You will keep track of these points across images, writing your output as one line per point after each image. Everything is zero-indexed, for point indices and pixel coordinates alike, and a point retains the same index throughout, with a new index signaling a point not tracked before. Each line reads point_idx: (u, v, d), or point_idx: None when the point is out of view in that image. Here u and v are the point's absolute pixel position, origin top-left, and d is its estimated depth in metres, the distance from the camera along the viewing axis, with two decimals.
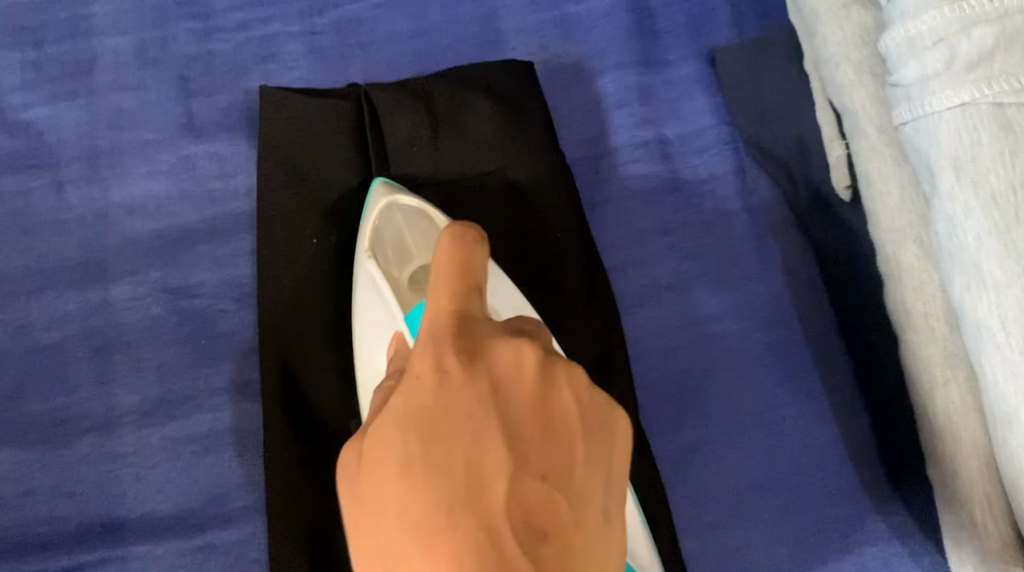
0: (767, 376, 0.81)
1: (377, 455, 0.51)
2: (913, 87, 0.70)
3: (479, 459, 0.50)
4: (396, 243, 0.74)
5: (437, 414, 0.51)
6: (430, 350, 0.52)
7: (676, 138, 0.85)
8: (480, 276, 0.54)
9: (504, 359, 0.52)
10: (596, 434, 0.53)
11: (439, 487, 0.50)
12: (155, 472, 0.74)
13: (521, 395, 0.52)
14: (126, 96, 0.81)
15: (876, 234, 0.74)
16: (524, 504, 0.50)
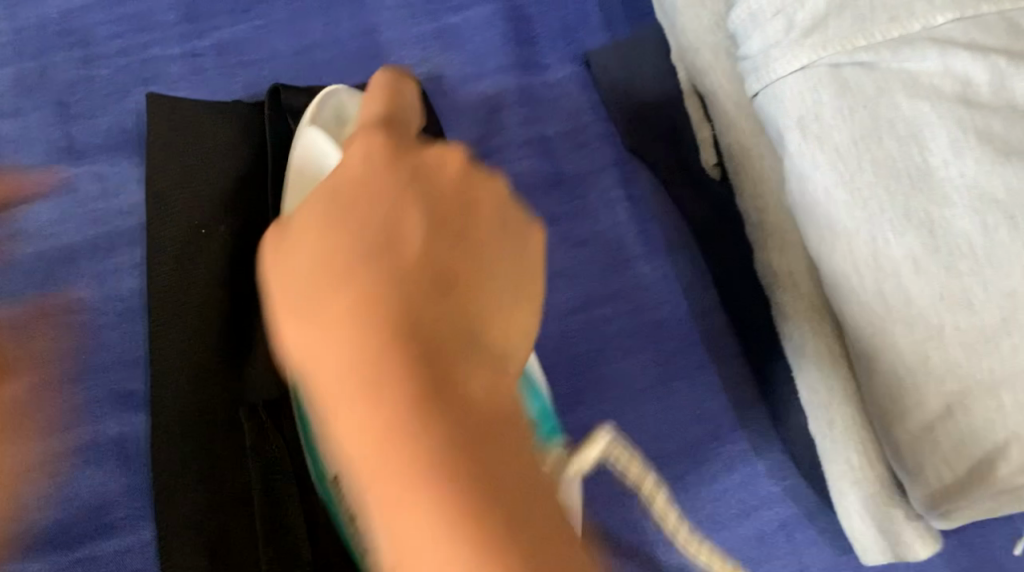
0: (655, 355, 0.83)
1: (292, 276, 0.50)
2: (760, 57, 0.73)
3: (406, 301, 0.50)
4: (338, 113, 0.76)
5: (353, 250, 0.50)
6: (368, 149, 0.53)
7: (558, 135, 0.92)
8: (407, 107, 0.58)
9: (434, 161, 0.53)
10: (498, 220, 0.53)
11: (395, 331, 0.49)
12: (31, 488, 0.75)
13: (447, 180, 0.53)
14: (6, 124, 0.87)
15: (743, 203, 0.76)
16: (449, 414, 0.49)
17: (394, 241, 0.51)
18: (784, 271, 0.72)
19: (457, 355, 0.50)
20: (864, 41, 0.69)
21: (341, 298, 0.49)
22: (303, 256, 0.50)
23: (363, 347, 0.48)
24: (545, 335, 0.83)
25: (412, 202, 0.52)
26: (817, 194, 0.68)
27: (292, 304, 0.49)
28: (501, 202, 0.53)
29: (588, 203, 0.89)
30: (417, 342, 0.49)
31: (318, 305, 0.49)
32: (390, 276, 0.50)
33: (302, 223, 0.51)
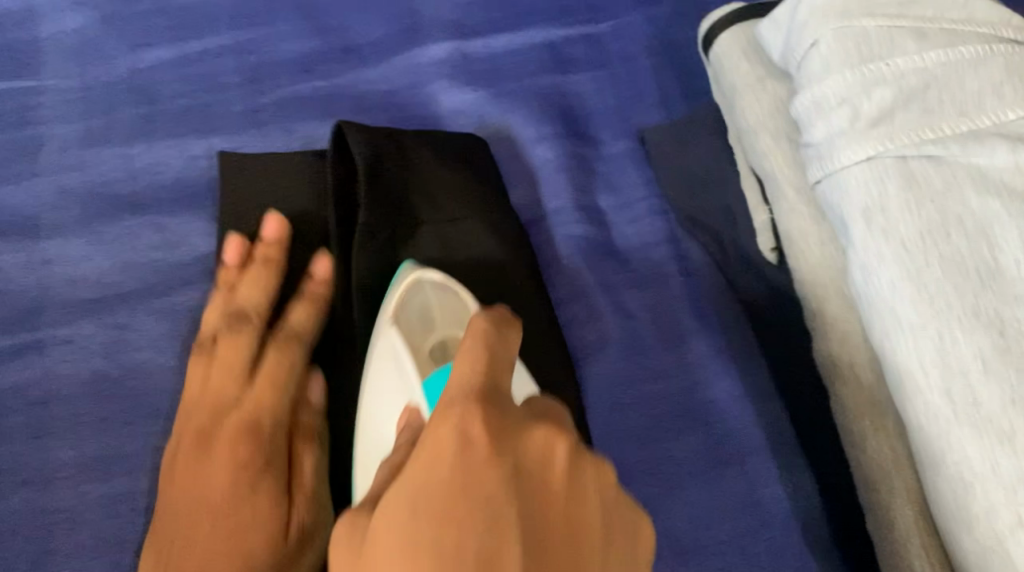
0: (708, 438, 0.81)
1: (388, 510, 0.52)
2: (823, 145, 0.72)
3: (502, 541, 0.51)
4: (421, 313, 0.79)
5: (454, 495, 0.52)
6: (466, 408, 0.55)
7: (612, 209, 0.92)
8: (509, 352, 0.59)
9: (532, 446, 0.54)
10: (620, 535, 0.55)
11: (466, 557, 0.50)
12: (88, 524, 0.75)
13: (553, 486, 0.54)
14: (69, 175, 0.87)
15: (802, 291, 0.76)
16: None
17: (553, 526, 0.53)
18: (845, 366, 0.71)
19: (513, 558, 0.51)
20: (932, 135, 0.69)
21: (446, 530, 0.51)
22: (431, 488, 0.52)
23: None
24: (596, 408, 0.82)
25: (509, 438, 0.54)
26: (881, 286, 0.67)
27: (399, 509, 0.52)
28: (611, 494, 0.55)
29: (642, 276, 0.88)
30: (489, 545, 0.51)
31: (419, 512, 0.51)
32: (480, 474, 0.52)
33: (425, 454, 0.53)
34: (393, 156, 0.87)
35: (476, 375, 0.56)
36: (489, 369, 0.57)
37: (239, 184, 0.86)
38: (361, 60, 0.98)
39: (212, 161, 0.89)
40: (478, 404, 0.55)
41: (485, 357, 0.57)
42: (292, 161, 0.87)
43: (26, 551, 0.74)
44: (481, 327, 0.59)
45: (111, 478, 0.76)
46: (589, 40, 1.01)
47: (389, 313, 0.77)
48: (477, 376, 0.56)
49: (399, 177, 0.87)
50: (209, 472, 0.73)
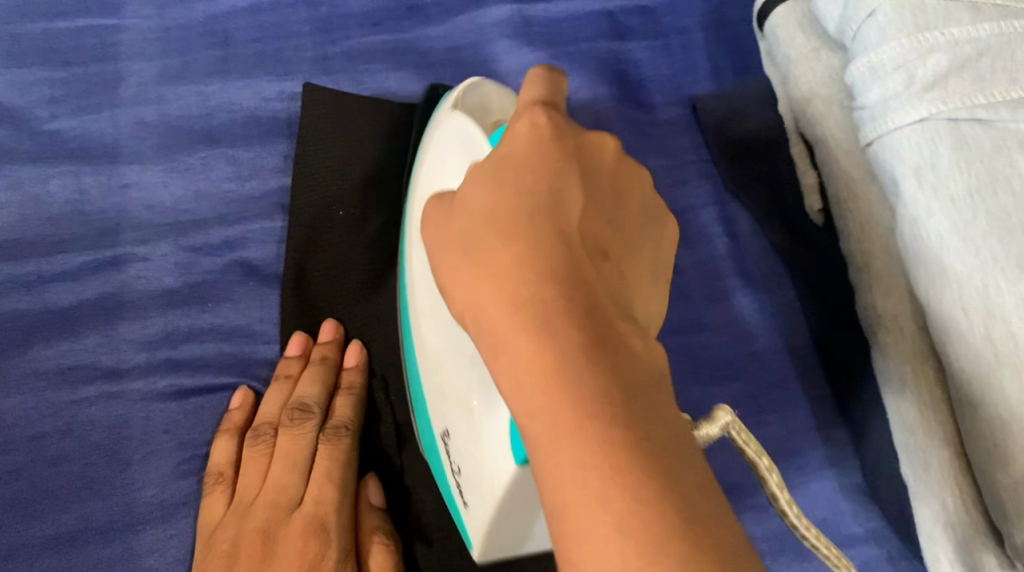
0: (745, 388, 0.85)
1: (475, 181, 0.64)
2: (877, 107, 0.76)
3: (564, 201, 0.62)
4: (483, 103, 0.81)
5: (530, 156, 0.63)
6: (533, 111, 0.64)
7: (662, 170, 0.96)
8: (559, 98, 0.66)
9: (592, 145, 0.64)
10: (659, 264, 0.65)
11: (539, 180, 0.62)
12: (162, 412, 0.80)
13: (605, 167, 0.64)
14: (147, 109, 0.93)
15: (847, 248, 0.79)
16: (596, 237, 0.62)
17: (603, 203, 0.63)
18: (889, 316, 0.75)
19: (575, 200, 0.62)
20: (983, 101, 0.73)
21: (516, 195, 0.62)
22: (508, 157, 0.64)
23: (524, 235, 0.61)
24: None
25: (574, 134, 0.64)
26: (932, 238, 0.71)
27: (485, 173, 0.64)
28: (646, 189, 0.65)
29: (687, 234, 0.91)
30: (554, 203, 0.62)
31: (505, 170, 0.63)
32: (547, 153, 0.63)
33: (504, 152, 0.64)
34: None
35: (541, 92, 0.65)
36: (553, 93, 0.65)
37: (313, 123, 0.89)
38: (428, 18, 1.02)
39: (284, 103, 0.94)
40: (544, 107, 0.64)
41: (547, 92, 0.65)
42: (377, 100, 0.90)
43: (101, 437, 0.78)
44: (539, 77, 0.65)
45: (182, 373, 0.82)
46: (646, 11, 1.04)
47: (454, 105, 0.79)
48: (541, 92, 0.65)
49: None
50: (273, 486, 0.78)
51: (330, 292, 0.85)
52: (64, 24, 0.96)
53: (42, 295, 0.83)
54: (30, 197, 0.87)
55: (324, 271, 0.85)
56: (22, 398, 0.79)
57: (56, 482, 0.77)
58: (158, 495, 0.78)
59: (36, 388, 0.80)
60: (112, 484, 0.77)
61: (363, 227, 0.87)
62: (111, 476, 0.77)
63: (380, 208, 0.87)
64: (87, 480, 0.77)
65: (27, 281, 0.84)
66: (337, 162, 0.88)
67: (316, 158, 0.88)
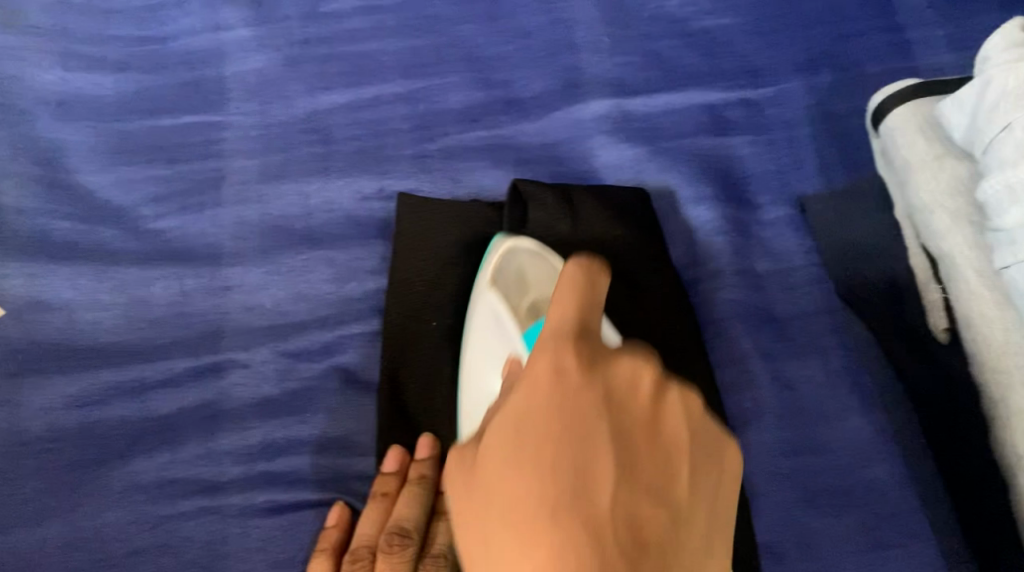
0: (864, 518, 0.80)
1: (491, 452, 0.57)
2: (1016, 230, 0.72)
3: (592, 485, 0.56)
4: (518, 276, 0.83)
5: (546, 400, 0.57)
6: (558, 345, 0.58)
7: (770, 275, 0.93)
8: (602, 297, 0.59)
9: (622, 376, 0.58)
10: (704, 467, 0.58)
11: (559, 434, 0.56)
12: (259, 530, 0.78)
13: (640, 407, 0.58)
14: (249, 208, 0.92)
15: (982, 376, 0.76)
16: (630, 490, 0.56)
17: (638, 450, 0.57)
18: None
19: (604, 482, 0.56)
20: None
21: (541, 419, 0.57)
22: (530, 422, 0.56)
23: (547, 534, 0.55)
24: (755, 471, 0.81)
25: (603, 374, 0.58)
26: None
27: (509, 416, 0.57)
28: (700, 422, 0.58)
29: (799, 346, 0.88)
30: (582, 485, 0.56)
31: (525, 441, 0.56)
32: (569, 414, 0.57)
33: (524, 401, 0.57)
34: (571, 213, 0.90)
35: (571, 316, 0.58)
36: (590, 304, 0.59)
37: (407, 226, 0.88)
38: (526, 113, 1.01)
39: (384, 202, 0.93)
40: (571, 343, 0.58)
41: (581, 300, 0.59)
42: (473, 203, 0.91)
43: (198, 556, 0.77)
44: (574, 276, 0.59)
45: (279, 487, 0.79)
46: (750, 106, 1.02)
47: (487, 283, 0.82)
48: (573, 317, 0.58)
49: (569, 230, 0.89)
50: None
51: (427, 405, 0.83)
52: (169, 122, 0.96)
53: (142, 402, 0.82)
54: (133, 300, 0.86)
55: (420, 381, 0.83)
56: (122, 512, 0.78)
57: None
58: None
59: (135, 500, 0.78)
60: None
61: (457, 333, 0.85)
62: None
63: None
64: None
65: (129, 388, 0.82)
66: (432, 265, 0.87)
67: (410, 262, 0.87)
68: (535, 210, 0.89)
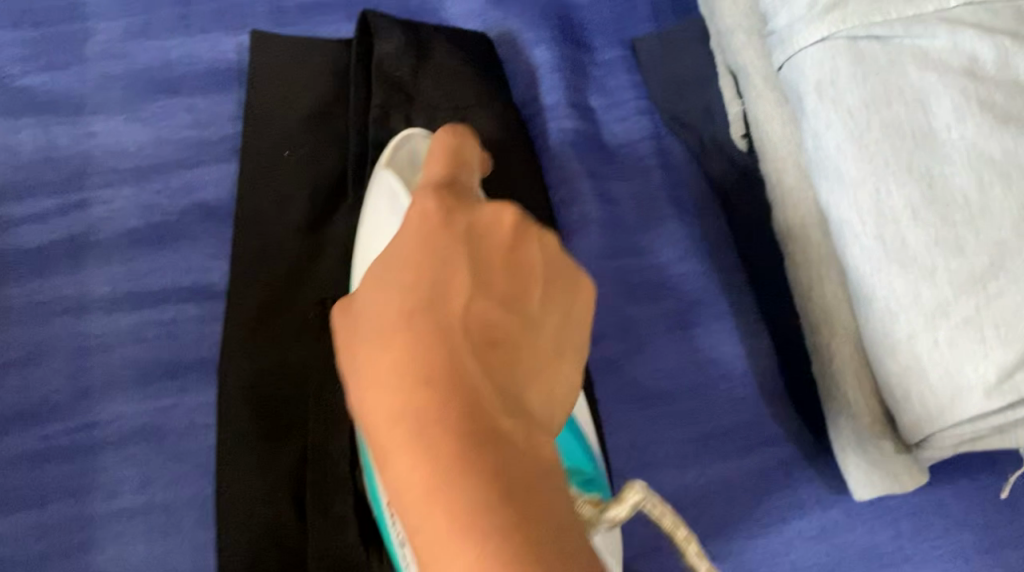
0: (673, 307, 0.89)
1: (369, 289, 0.58)
2: (785, 30, 0.80)
3: (446, 297, 0.56)
4: (411, 159, 0.85)
5: (413, 257, 0.58)
6: (424, 195, 0.60)
7: (602, 107, 1.01)
8: (471, 156, 0.64)
9: (487, 214, 0.60)
10: (559, 295, 0.60)
11: (418, 290, 0.56)
12: (122, 343, 0.85)
13: (500, 238, 0.59)
14: (112, 64, 0.98)
15: (763, 166, 0.84)
16: (490, 333, 0.57)
17: (495, 283, 0.58)
18: (797, 224, 0.79)
19: (457, 298, 0.56)
20: (881, 18, 0.76)
21: (406, 275, 0.57)
22: (396, 255, 0.59)
23: (406, 342, 0.55)
24: (579, 272, 0.90)
25: (462, 216, 0.59)
26: (832, 148, 0.75)
27: (377, 290, 0.57)
28: (551, 253, 0.60)
29: (621, 164, 0.97)
30: (439, 296, 0.56)
31: (397, 270, 0.58)
32: (433, 241, 0.58)
33: (398, 235, 0.59)
34: (415, 48, 0.96)
35: (440, 170, 0.62)
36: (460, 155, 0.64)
37: (258, 67, 0.95)
38: None
39: (241, 56, 1.00)
40: (436, 187, 0.61)
41: (448, 160, 0.63)
42: (320, 45, 0.97)
43: (63, 367, 0.84)
44: (443, 137, 0.63)
45: (135, 308, 0.86)
46: None
47: (383, 164, 0.84)
48: (441, 171, 0.62)
49: (417, 60, 0.95)
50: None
51: (275, 220, 0.89)
52: None
53: (14, 238, 0.89)
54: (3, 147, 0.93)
55: (272, 201, 0.89)
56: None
57: (24, 411, 0.83)
58: (117, 418, 0.83)
59: (10, 321, 0.86)
60: (76, 412, 0.83)
61: (308, 164, 0.91)
62: (74, 405, 0.83)
63: (326, 141, 0.93)
64: (52, 407, 0.83)
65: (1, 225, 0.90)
66: (282, 102, 0.94)
67: (262, 100, 0.94)
68: (381, 44, 0.95)
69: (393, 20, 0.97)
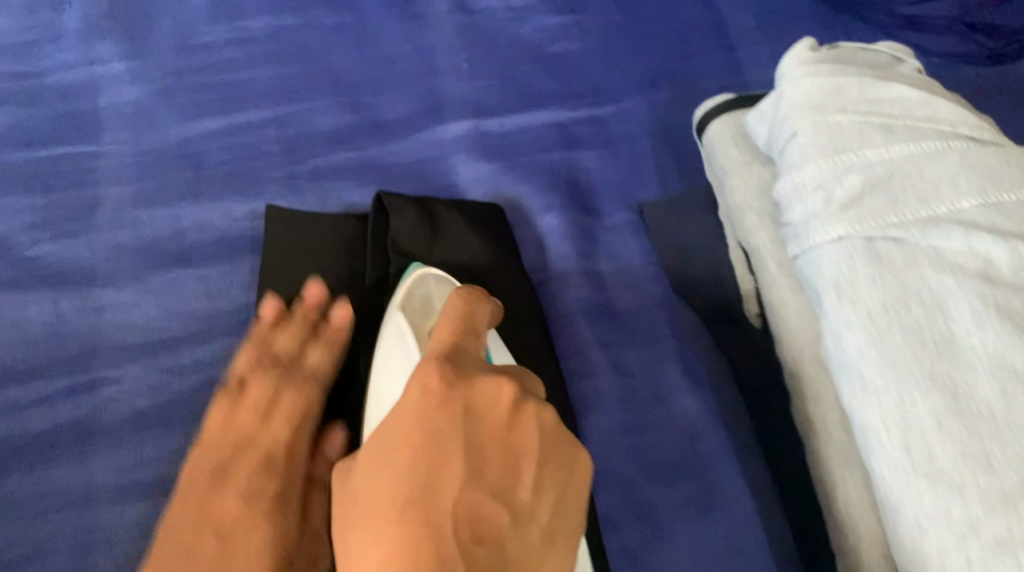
0: (690, 491, 0.89)
1: (369, 462, 0.67)
2: (800, 224, 0.81)
3: (439, 488, 0.64)
4: (424, 301, 0.88)
5: (409, 434, 0.66)
6: (427, 369, 0.68)
7: (613, 273, 1.00)
8: (480, 324, 0.75)
9: (484, 391, 0.68)
10: (555, 467, 0.67)
11: (415, 468, 0.65)
12: (123, 540, 0.84)
13: (497, 417, 0.67)
14: (122, 233, 0.98)
15: (781, 354, 0.85)
16: (477, 513, 0.64)
17: (490, 462, 0.66)
18: (818, 421, 0.80)
19: (450, 484, 0.64)
20: (895, 220, 0.78)
21: (402, 453, 0.66)
22: (397, 428, 0.67)
23: (398, 529, 0.63)
24: (594, 454, 0.90)
25: (463, 391, 0.67)
26: (852, 350, 0.75)
27: (375, 465, 0.66)
28: (550, 430, 0.68)
29: (635, 334, 0.96)
30: (433, 475, 0.65)
31: (393, 445, 0.66)
32: (431, 419, 0.66)
33: (396, 411, 0.68)
34: (427, 219, 0.97)
35: (448, 342, 0.72)
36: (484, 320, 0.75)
37: (271, 243, 0.96)
38: (388, 134, 1.08)
39: (253, 222, 1.00)
40: (439, 358, 0.70)
41: (460, 326, 0.74)
42: (333, 218, 0.98)
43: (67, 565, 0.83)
44: (455, 304, 0.75)
45: (139, 500, 0.85)
46: (596, 122, 1.11)
47: (397, 305, 0.86)
48: (449, 343, 0.72)
49: (430, 235, 0.96)
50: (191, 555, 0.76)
51: None
52: (45, 152, 1.02)
53: (22, 420, 0.88)
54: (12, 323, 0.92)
55: None
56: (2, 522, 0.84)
57: None
58: None
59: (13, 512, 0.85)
60: None
61: None
62: None
63: None
64: None
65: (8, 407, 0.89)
66: (293, 278, 0.94)
67: (273, 277, 0.94)
68: (394, 221, 0.96)
69: (406, 197, 0.98)
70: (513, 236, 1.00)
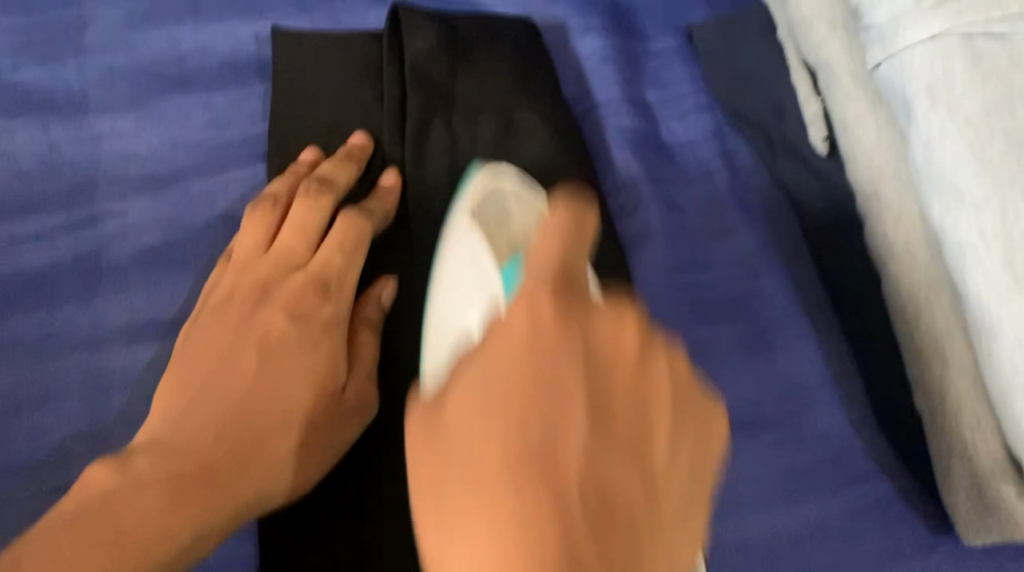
0: (750, 330, 0.81)
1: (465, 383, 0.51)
2: (887, 25, 0.71)
3: (560, 442, 0.49)
4: (499, 218, 0.72)
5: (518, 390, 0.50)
6: (537, 293, 0.52)
7: (659, 102, 0.91)
8: (588, 243, 0.54)
9: (602, 330, 0.51)
10: (688, 433, 0.51)
11: (524, 437, 0.49)
12: (139, 383, 0.77)
13: (620, 371, 0.51)
14: (115, 55, 0.88)
15: (853, 174, 0.77)
16: (605, 482, 0.48)
17: (616, 430, 0.50)
18: (899, 245, 0.73)
19: (574, 438, 0.49)
20: (1000, 13, 0.68)
21: (505, 377, 0.50)
22: (498, 386, 0.50)
23: (509, 529, 0.47)
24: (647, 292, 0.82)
25: (579, 331, 0.51)
26: (946, 162, 0.68)
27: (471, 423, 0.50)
28: (685, 389, 0.52)
29: (685, 167, 0.88)
30: (551, 435, 0.49)
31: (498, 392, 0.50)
32: (538, 367, 0.50)
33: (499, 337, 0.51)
34: (453, 46, 0.87)
35: (554, 262, 0.52)
36: (578, 244, 0.53)
37: (282, 66, 0.86)
38: None
39: (260, 45, 0.90)
40: (548, 286, 0.52)
41: (567, 243, 0.53)
42: (350, 38, 0.88)
43: (77, 410, 0.75)
44: (561, 225, 0.53)
45: (153, 341, 0.78)
46: None
47: (466, 211, 0.72)
48: (555, 263, 0.52)
49: (455, 59, 0.86)
50: (230, 367, 0.72)
51: None
52: None
53: (12, 257, 0.80)
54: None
55: None
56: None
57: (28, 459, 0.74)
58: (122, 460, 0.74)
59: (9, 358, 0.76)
60: (79, 460, 0.74)
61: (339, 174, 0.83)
62: (79, 450, 0.74)
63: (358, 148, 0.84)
64: (59, 453, 0.74)
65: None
66: (308, 105, 0.85)
67: (286, 105, 0.85)
68: (412, 44, 0.86)
69: (426, 15, 0.87)
70: (549, 57, 0.90)
